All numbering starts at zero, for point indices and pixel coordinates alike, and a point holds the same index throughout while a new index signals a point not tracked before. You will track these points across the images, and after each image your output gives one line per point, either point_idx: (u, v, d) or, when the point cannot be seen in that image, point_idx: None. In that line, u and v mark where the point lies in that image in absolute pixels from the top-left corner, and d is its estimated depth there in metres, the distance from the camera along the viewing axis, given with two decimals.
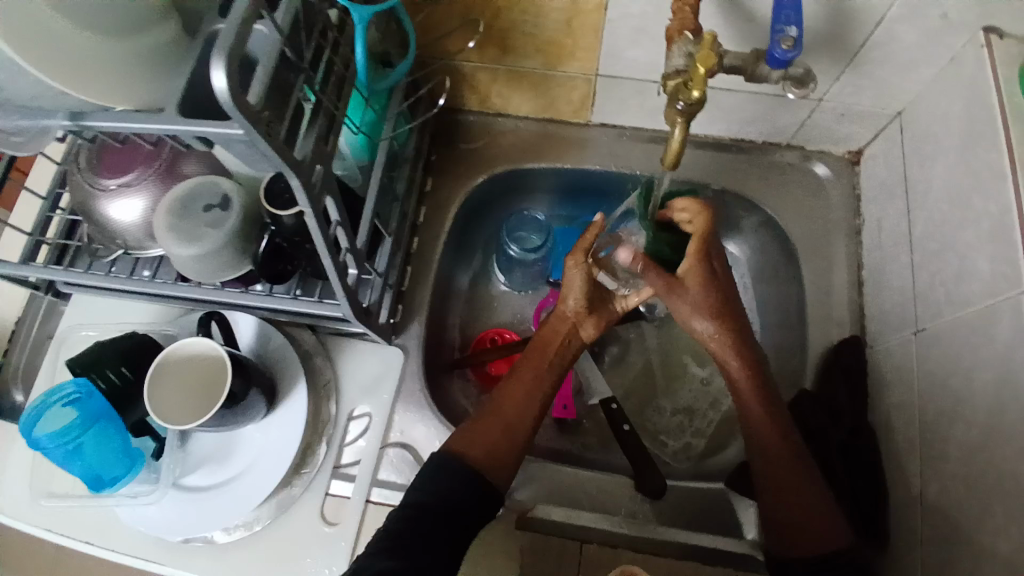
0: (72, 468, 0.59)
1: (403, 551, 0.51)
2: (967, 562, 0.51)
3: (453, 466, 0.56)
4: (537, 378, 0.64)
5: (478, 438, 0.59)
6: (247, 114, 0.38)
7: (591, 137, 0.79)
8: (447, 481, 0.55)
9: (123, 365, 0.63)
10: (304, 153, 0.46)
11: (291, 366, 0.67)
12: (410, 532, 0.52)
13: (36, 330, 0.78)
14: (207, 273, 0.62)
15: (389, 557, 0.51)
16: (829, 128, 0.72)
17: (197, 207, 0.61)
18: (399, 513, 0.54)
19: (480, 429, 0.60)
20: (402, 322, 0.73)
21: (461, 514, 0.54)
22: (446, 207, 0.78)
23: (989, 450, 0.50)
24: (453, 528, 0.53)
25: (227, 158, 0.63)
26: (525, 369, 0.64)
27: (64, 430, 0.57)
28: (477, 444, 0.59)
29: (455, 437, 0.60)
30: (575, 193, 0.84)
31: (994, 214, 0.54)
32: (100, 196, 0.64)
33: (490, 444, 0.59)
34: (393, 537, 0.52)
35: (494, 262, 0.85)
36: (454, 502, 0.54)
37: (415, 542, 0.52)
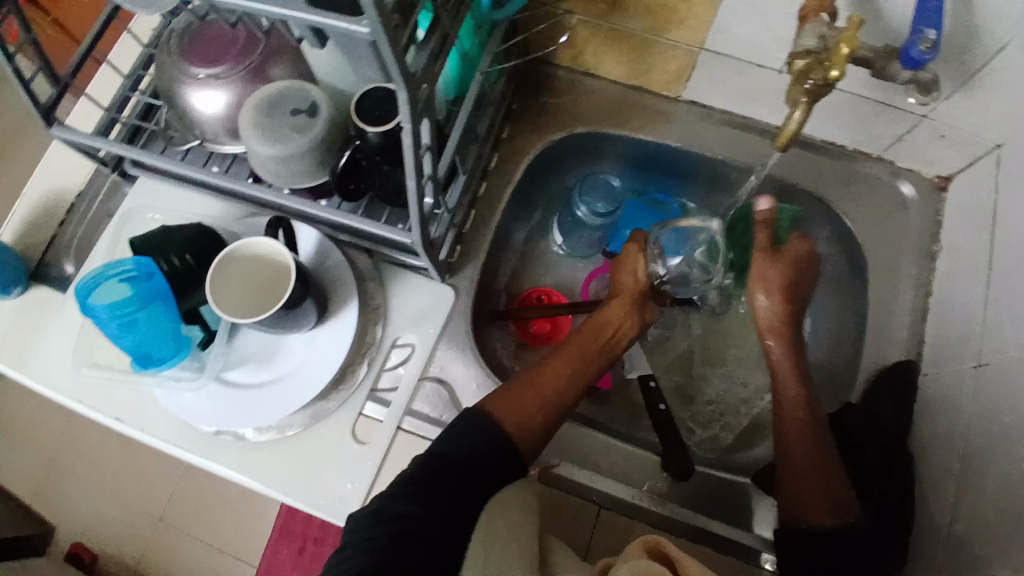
0: (123, 342, 0.60)
1: (424, 497, 0.49)
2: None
3: (485, 427, 0.56)
4: (585, 357, 0.64)
5: (521, 405, 0.59)
6: (382, 14, 0.37)
7: (675, 113, 0.77)
8: (473, 437, 0.55)
9: (188, 253, 0.63)
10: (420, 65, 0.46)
11: (345, 284, 0.68)
12: (429, 479, 0.51)
13: (95, 206, 0.77)
14: (282, 176, 0.61)
15: (411, 501, 0.49)
16: (924, 147, 0.70)
17: (286, 108, 0.60)
18: (422, 460, 0.53)
19: (516, 395, 0.59)
20: (459, 263, 0.73)
21: (481, 472, 0.53)
22: (519, 156, 0.77)
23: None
24: (473, 484, 0.52)
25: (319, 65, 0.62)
26: (577, 342, 0.65)
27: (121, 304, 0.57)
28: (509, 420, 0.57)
29: (492, 399, 0.59)
30: (645, 167, 0.83)
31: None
32: (185, 83, 0.64)
33: (524, 421, 0.58)
34: (415, 481, 0.51)
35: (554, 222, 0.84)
36: (471, 462, 0.53)
37: (435, 488, 0.50)
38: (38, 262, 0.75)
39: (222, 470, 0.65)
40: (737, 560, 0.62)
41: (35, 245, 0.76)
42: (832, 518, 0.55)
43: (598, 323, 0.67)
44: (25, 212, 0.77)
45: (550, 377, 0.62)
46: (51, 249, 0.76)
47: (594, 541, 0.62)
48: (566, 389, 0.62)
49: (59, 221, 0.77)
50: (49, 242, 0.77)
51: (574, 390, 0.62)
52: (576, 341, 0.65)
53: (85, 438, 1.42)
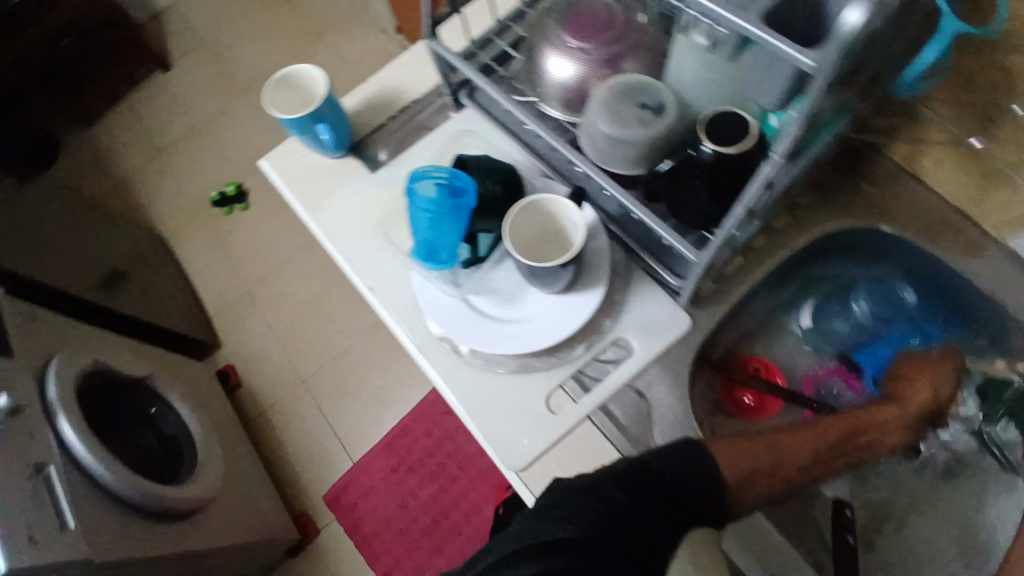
0: (420, 226, 0.71)
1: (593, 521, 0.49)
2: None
3: (699, 459, 0.58)
4: (819, 443, 0.67)
5: (745, 457, 0.62)
6: (840, 53, 0.40)
7: (988, 252, 0.71)
8: (687, 464, 0.57)
9: (494, 186, 0.71)
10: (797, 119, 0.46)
11: (598, 268, 0.71)
12: (641, 482, 0.54)
13: (420, 113, 0.86)
14: (604, 155, 0.65)
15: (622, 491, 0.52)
16: None
17: (637, 99, 0.64)
18: (621, 466, 0.55)
19: (743, 449, 0.62)
20: (705, 300, 0.72)
21: (679, 501, 0.55)
22: (808, 228, 0.74)
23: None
24: (672, 507, 0.54)
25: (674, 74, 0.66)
26: (822, 433, 0.67)
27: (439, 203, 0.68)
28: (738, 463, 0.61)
29: (724, 441, 0.63)
30: (934, 298, 0.77)
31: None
32: (554, 44, 0.72)
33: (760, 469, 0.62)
34: (624, 476, 0.54)
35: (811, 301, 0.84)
36: (676, 485, 0.55)
37: (645, 492, 0.53)
38: (362, 137, 0.86)
39: (430, 370, 0.73)
40: None
41: (365, 124, 0.87)
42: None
43: (850, 425, 0.69)
44: (368, 94, 0.88)
45: (783, 449, 0.64)
46: (375, 132, 0.86)
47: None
48: (793, 465, 0.64)
49: (391, 113, 0.87)
50: (377, 127, 0.87)
51: (799, 467, 0.65)
52: (817, 432, 0.67)
53: (279, 287, 1.63)
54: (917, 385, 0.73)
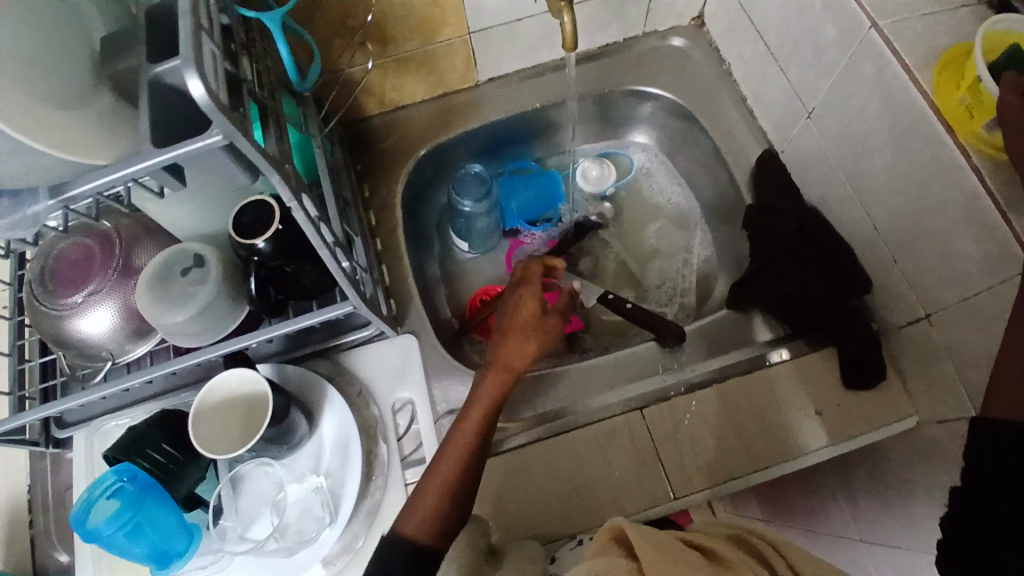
0: (135, 550, 0.58)
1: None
2: (924, 230, 0.59)
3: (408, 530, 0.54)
4: (543, 334, 0.63)
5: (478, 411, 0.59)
6: (223, 113, 0.41)
7: (482, 96, 0.86)
8: (421, 522, 0.54)
9: (164, 442, 0.61)
10: (268, 173, 0.48)
11: (316, 383, 0.70)
12: None
13: (50, 485, 0.72)
14: (209, 330, 0.63)
15: None
16: (669, 4, 0.82)
17: (175, 272, 0.61)
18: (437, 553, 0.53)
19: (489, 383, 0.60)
20: (402, 312, 0.76)
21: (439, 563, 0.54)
22: (392, 202, 0.82)
23: (920, 132, 0.57)
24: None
25: (166, 221, 0.63)
26: (493, 380, 0.60)
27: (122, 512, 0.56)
28: (421, 512, 0.55)
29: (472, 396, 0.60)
30: (496, 149, 0.90)
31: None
32: (67, 316, 0.65)
33: (451, 491, 0.56)
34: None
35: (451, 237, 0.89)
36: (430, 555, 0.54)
37: None
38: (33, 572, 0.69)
39: None
40: (769, 397, 0.68)
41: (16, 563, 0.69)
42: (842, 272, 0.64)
43: (505, 363, 0.61)
44: None
45: (500, 379, 0.60)
46: (38, 550, 0.70)
47: (638, 482, 0.65)
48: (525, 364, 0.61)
49: (28, 520, 0.71)
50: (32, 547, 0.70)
51: (522, 357, 0.61)
52: (520, 346, 0.62)
53: None
54: (525, 310, 0.65)
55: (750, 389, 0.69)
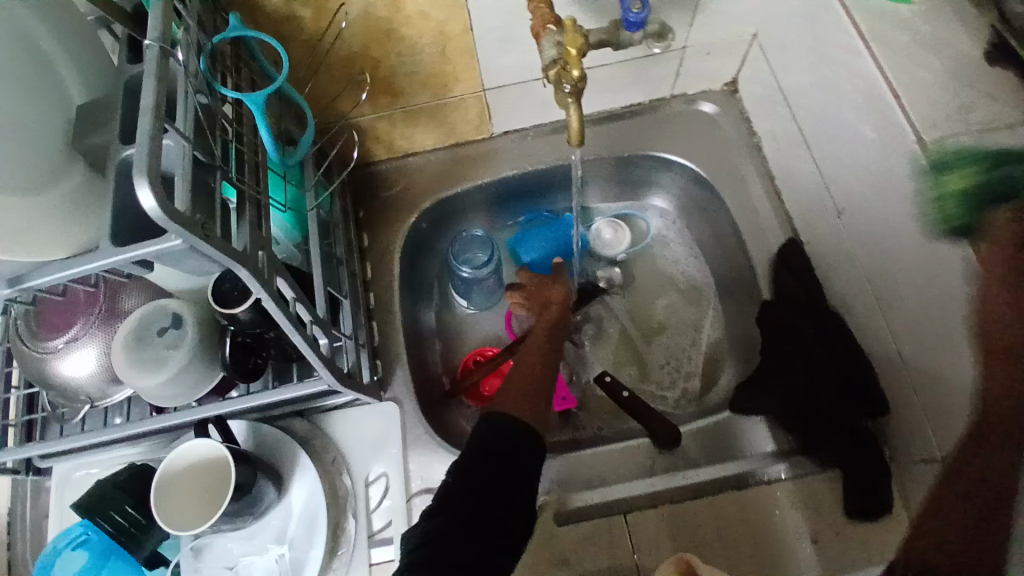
0: None
1: (451, 509, 0.52)
2: (944, 370, 0.54)
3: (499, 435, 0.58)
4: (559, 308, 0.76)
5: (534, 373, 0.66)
6: (181, 222, 0.39)
7: (497, 148, 0.82)
8: (487, 441, 0.57)
9: (129, 504, 0.60)
10: (240, 269, 0.46)
11: (288, 448, 0.69)
12: (451, 515, 0.52)
13: None
14: (183, 392, 0.61)
15: (433, 519, 0.52)
16: (701, 69, 0.78)
17: (151, 333, 0.61)
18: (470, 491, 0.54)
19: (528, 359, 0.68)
20: (387, 375, 0.74)
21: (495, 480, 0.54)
22: (389, 254, 0.79)
23: (948, 267, 0.52)
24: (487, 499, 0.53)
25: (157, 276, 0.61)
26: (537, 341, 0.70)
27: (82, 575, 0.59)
28: (514, 401, 0.61)
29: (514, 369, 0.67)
30: (504, 202, 0.86)
31: (857, 76, 0.60)
32: (49, 358, 0.63)
33: (528, 402, 0.62)
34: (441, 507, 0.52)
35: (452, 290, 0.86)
36: (486, 466, 0.55)
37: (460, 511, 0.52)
38: None
39: None
40: (762, 516, 0.64)
41: None
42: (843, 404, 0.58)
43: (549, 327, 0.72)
44: None
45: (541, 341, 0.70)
46: None
47: None
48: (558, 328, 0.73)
49: None
50: None
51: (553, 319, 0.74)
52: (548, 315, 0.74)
53: None
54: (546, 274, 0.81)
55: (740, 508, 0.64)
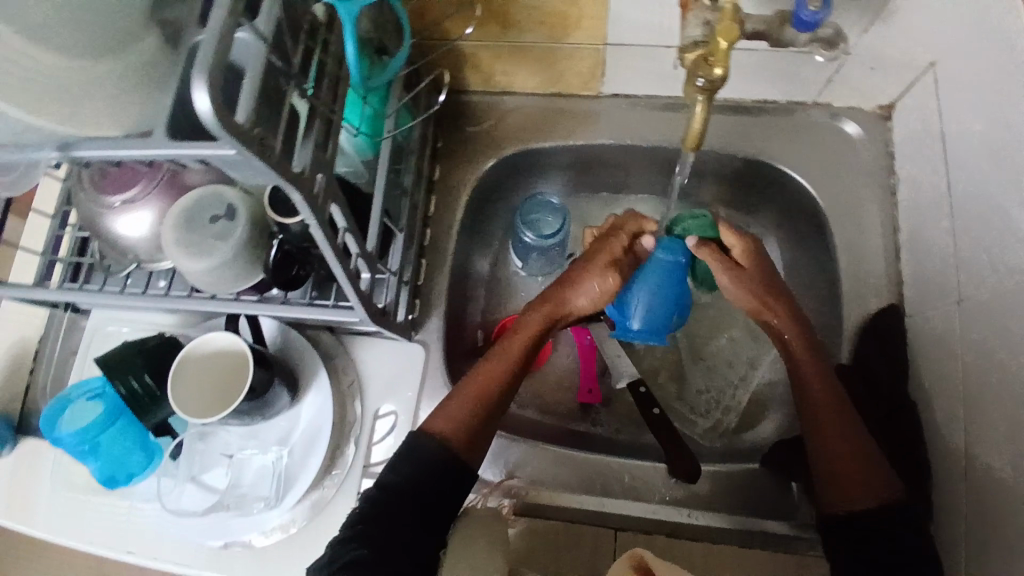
0: (90, 464, 0.64)
1: (377, 542, 0.51)
2: None
3: (414, 450, 0.56)
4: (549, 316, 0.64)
5: (460, 411, 0.58)
6: (236, 134, 0.35)
7: (602, 110, 0.74)
8: (413, 464, 0.55)
9: (147, 374, 0.62)
10: (293, 193, 0.42)
11: (309, 360, 0.68)
12: (385, 519, 0.52)
13: (60, 344, 0.77)
14: (221, 285, 0.60)
15: (363, 545, 0.51)
16: (857, 83, 0.67)
17: (203, 218, 0.59)
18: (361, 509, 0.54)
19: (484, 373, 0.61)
20: (421, 317, 0.72)
21: (428, 498, 0.54)
22: (457, 194, 0.75)
23: None
24: (422, 514, 0.53)
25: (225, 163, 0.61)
26: (504, 358, 0.62)
27: (85, 429, 0.62)
28: (455, 417, 0.58)
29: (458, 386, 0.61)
30: (589, 170, 0.79)
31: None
32: (105, 213, 0.62)
33: (473, 419, 0.58)
34: (364, 521, 0.52)
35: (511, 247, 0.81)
36: (418, 484, 0.54)
37: (378, 524, 0.52)
38: (20, 415, 0.75)
39: None
40: None
41: (10, 401, 0.75)
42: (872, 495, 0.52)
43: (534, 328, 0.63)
44: None
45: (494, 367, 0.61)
46: (29, 398, 0.76)
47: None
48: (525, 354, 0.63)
49: (29, 368, 0.76)
50: (24, 393, 0.76)
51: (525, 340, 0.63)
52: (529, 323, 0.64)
53: None
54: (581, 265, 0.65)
55: (738, 565, 0.60)
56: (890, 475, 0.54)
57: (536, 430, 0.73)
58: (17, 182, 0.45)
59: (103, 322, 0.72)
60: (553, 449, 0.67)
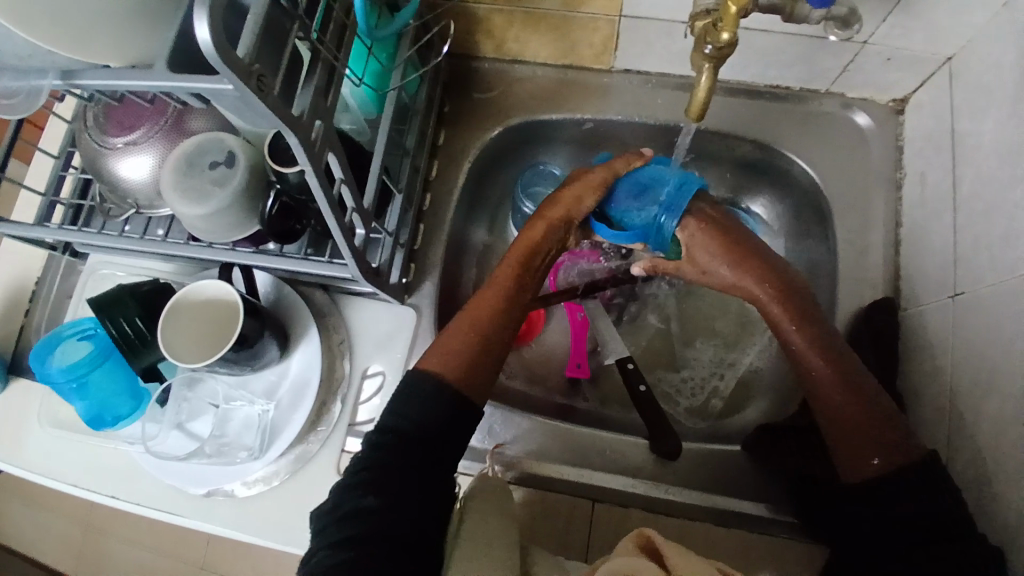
0: (77, 404, 0.63)
1: (389, 490, 0.51)
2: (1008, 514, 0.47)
3: (418, 389, 0.55)
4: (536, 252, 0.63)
5: (448, 348, 0.58)
6: (235, 69, 0.35)
7: (613, 85, 0.74)
8: (422, 408, 0.54)
9: (138, 318, 0.63)
10: (290, 138, 0.42)
11: (301, 316, 0.68)
12: (393, 467, 0.52)
13: (57, 286, 0.77)
14: (216, 233, 0.60)
15: (371, 494, 0.51)
16: (873, 74, 0.66)
17: (203, 163, 0.59)
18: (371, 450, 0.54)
19: (469, 314, 0.59)
20: (416, 281, 0.72)
21: (439, 443, 0.54)
22: (460, 161, 0.74)
23: None
24: (436, 457, 0.53)
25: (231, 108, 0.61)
26: (490, 297, 0.61)
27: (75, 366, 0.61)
28: (451, 354, 0.57)
29: (441, 334, 0.59)
30: (595, 145, 0.78)
31: None
32: (106, 152, 0.62)
33: (463, 360, 0.57)
34: (370, 469, 0.52)
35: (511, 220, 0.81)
36: (433, 434, 0.54)
37: (389, 475, 0.52)
38: (13, 353, 0.75)
39: (219, 530, 0.65)
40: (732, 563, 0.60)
41: (5, 338, 0.75)
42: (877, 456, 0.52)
43: (522, 258, 0.63)
44: None
45: (480, 309, 0.60)
46: (23, 337, 0.75)
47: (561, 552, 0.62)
48: (513, 300, 0.61)
49: (26, 308, 0.76)
50: (19, 332, 0.76)
51: (513, 294, 0.61)
52: (508, 265, 0.62)
53: None
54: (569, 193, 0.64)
55: (708, 542, 0.61)
56: (902, 444, 0.52)
57: (523, 401, 0.73)
58: (21, 108, 0.45)
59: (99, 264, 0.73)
60: (537, 420, 0.67)
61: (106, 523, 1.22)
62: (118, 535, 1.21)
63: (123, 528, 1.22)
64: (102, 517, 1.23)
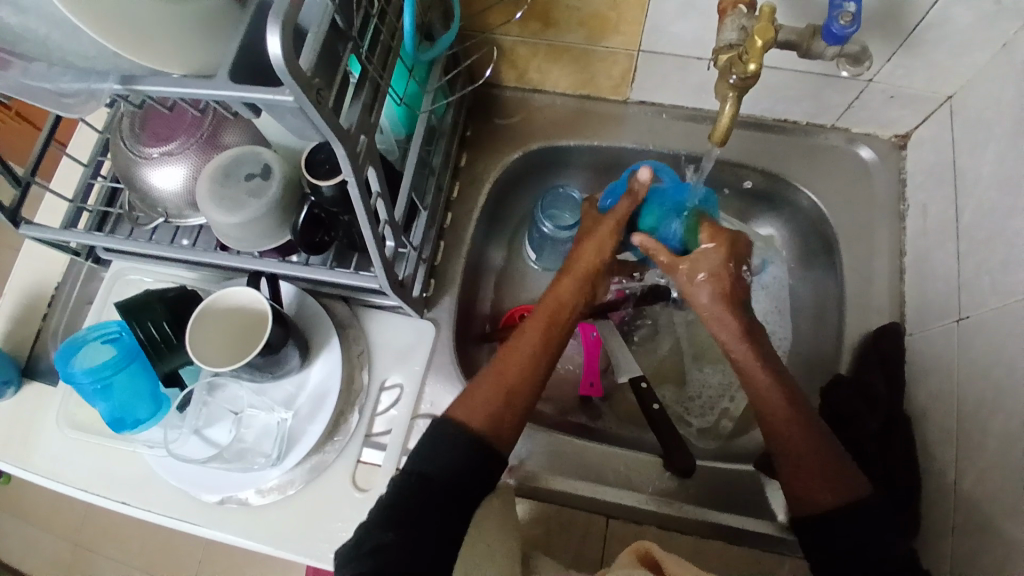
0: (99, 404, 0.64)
1: (408, 527, 0.51)
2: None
3: (452, 435, 0.55)
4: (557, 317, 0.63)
5: (477, 406, 0.57)
6: (299, 80, 0.38)
7: (629, 115, 0.77)
8: (445, 449, 0.54)
9: (165, 322, 0.64)
10: (339, 148, 0.44)
11: (323, 326, 0.70)
12: (414, 509, 0.52)
13: (77, 291, 0.78)
14: (247, 241, 0.62)
15: (391, 530, 0.50)
16: (877, 110, 0.70)
17: (239, 175, 0.62)
18: (396, 495, 0.53)
19: (489, 380, 0.59)
20: (435, 296, 0.74)
21: (465, 492, 0.53)
22: (480, 181, 0.77)
23: None
24: (460, 507, 0.53)
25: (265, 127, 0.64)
26: (533, 332, 0.62)
27: (100, 368, 0.62)
28: (479, 408, 0.57)
29: (457, 401, 0.58)
30: (609, 171, 0.82)
31: None
32: (142, 163, 0.63)
33: (491, 409, 0.57)
34: (396, 510, 0.52)
35: (525, 239, 0.84)
36: (458, 480, 0.53)
37: (414, 517, 0.51)
38: (28, 356, 0.75)
39: (230, 538, 0.65)
40: None
41: (23, 341, 0.76)
42: (834, 497, 0.53)
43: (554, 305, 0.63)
44: (7, 310, 0.77)
45: (510, 367, 0.59)
46: (40, 341, 0.76)
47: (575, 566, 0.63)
48: (539, 358, 0.61)
49: (44, 312, 0.77)
50: (36, 335, 0.76)
51: (545, 358, 0.61)
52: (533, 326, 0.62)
53: None
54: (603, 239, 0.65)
55: (722, 558, 0.62)
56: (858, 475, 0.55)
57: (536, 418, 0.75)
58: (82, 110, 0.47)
59: (124, 269, 0.74)
60: (551, 434, 0.69)
61: (97, 539, 1.20)
62: (108, 548, 1.20)
63: (114, 543, 1.20)
64: (94, 534, 1.21)
